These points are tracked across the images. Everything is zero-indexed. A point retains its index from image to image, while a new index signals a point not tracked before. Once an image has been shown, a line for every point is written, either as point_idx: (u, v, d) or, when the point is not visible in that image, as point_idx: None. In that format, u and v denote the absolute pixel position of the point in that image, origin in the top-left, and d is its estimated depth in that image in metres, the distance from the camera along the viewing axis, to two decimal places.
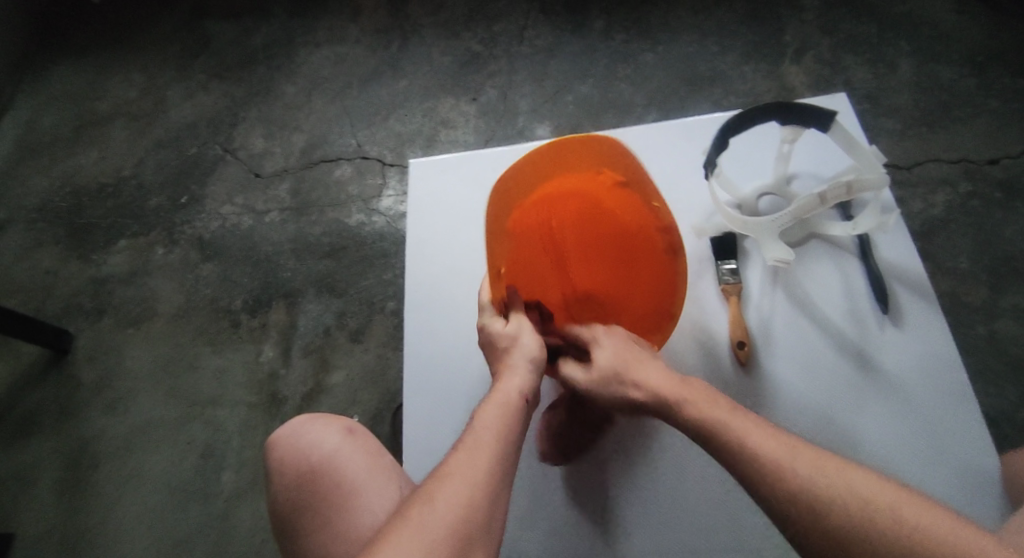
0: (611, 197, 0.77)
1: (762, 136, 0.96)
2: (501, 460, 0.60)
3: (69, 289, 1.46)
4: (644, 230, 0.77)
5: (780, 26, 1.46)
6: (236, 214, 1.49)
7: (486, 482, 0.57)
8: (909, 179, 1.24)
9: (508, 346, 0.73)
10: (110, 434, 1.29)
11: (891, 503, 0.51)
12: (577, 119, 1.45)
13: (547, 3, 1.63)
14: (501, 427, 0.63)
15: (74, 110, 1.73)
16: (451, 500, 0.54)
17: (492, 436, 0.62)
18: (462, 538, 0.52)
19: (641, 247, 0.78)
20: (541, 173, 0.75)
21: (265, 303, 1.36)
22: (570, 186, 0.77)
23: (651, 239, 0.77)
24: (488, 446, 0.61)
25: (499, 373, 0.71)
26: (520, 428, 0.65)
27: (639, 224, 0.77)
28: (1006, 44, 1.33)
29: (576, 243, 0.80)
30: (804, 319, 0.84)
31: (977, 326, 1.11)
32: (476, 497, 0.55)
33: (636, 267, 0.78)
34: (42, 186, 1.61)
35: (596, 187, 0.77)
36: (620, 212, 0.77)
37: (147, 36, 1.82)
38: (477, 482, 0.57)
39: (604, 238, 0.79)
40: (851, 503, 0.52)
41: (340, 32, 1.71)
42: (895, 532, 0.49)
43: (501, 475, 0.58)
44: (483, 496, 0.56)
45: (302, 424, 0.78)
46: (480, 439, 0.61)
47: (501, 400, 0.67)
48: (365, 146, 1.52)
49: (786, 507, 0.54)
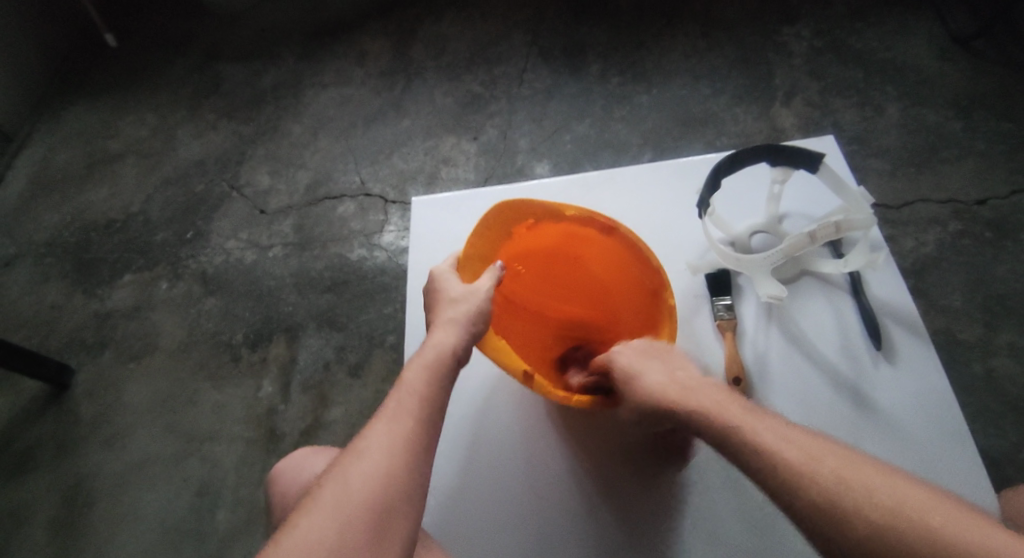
0: (563, 233, 0.87)
1: (752, 176, 0.99)
2: (421, 431, 0.68)
3: (72, 324, 1.47)
4: (605, 246, 0.86)
5: (770, 71, 1.52)
6: (241, 249, 1.51)
7: (403, 446, 0.66)
8: (900, 219, 1.26)
9: (453, 298, 0.78)
10: (107, 470, 1.29)
11: (887, 492, 0.56)
12: (575, 159, 1.49)
13: (545, 46, 1.69)
14: (424, 390, 0.71)
15: (86, 149, 1.78)
16: (370, 469, 0.64)
17: (415, 399, 0.70)
18: (377, 513, 0.61)
19: (615, 262, 0.86)
20: (493, 243, 0.84)
21: (266, 338, 1.37)
22: (518, 242, 0.87)
23: (617, 252, 0.85)
24: (410, 416, 0.69)
25: (434, 325, 0.77)
26: (442, 390, 0.72)
27: (599, 245, 0.86)
28: (988, 89, 1.38)
29: (552, 275, 0.95)
30: (797, 354, 0.85)
31: (974, 363, 1.11)
32: (393, 472, 0.64)
33: (613, 284, 0.89)
34: (51, 222, 1.64)
35: (545, 230, 0.86)
36: (577, 241, 0.89)
37: (160, 78, 1.88)
38: (393, 451, 0.66)
39: (571, 267, 0.94)
40: (857, 494, 0.57)
41: (347, 74, 1.77)
42: (897, 520, 0.54)
43: (420, 445, 0.67)
44: (403, 469, 0.64)
45: (307, 455, 0.80)
46: (404, 406, 0.69)
47: (428, 361, 0.74)
48: (368, 183, 1.55)
49: (800, 506, 0.59)
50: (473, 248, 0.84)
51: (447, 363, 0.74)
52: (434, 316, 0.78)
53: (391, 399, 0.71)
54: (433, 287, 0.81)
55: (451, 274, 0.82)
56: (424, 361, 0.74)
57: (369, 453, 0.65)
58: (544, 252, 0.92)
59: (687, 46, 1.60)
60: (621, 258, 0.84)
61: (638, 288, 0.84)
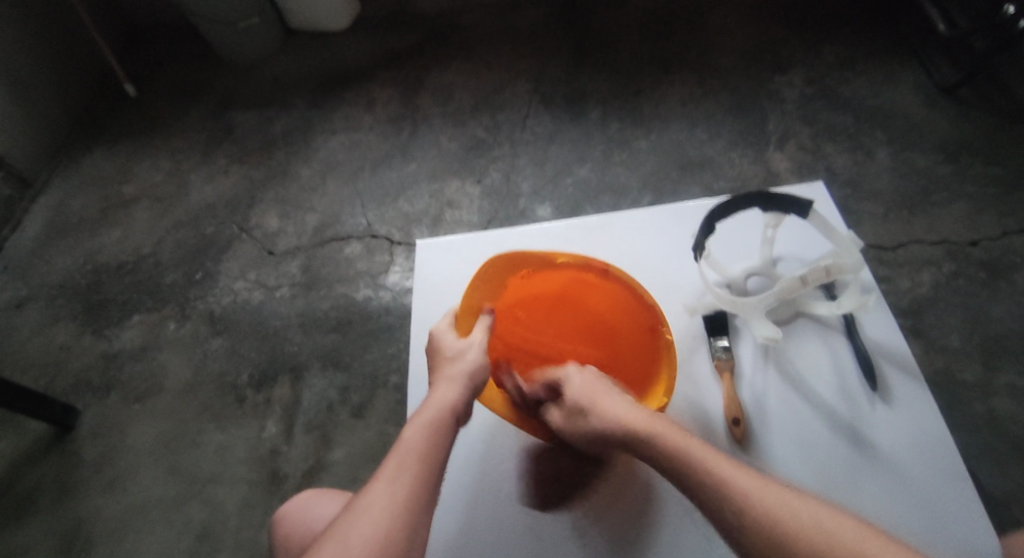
0: (558, 283, 0.93)
1: (746, 221, 1.02)
2: (421, 486, 0.68)
3: (80, 365, 1.49)
4: (600, 293, 0.92)
5: (763, 117, 1.57)
6: (248, 289, 1.55)
7: (405, 500, 0.66)
8: (895, 260, 1.29)
9: (454, 356, 0.83)
10: (108, 513, 1.28)
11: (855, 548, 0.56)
12: (576, 201, 1.53)
13: (547, 94, 1.76)
14: (424, 445, 0.72)
15: (101, 193, 1.83)
16: (371, 527, 0.63)
17: (415, 457, 0.70)
18: None
19: (610, 306, 0.92)
20: (491, 291, 0.90)
21: (271, 378, 1.39)
22: (515, 294, 0.93)
23: (613, 297, 0.91)
24: (410, 471, 0.69)
25: (438, 382, 0.80)
26: (444, 447, 0.73)
27: (594, 292, 0.93)
28: (975, 134, 1.43)
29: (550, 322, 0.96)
30: (794, 394, 0.87)
31: (976, 404, 1.11)
32: (393, 529, 0.63)
33: (610, 330, 0.93)
34: (64, 264, 1.69)
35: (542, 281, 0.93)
36: (572, 288, 0.94)
37: (175, 125, 1.96)
38: (393, 509, 0.65)
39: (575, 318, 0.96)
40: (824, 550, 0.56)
41: (355, 120, 1.83)
42: None
43: (420, 500, 0.67)
44: (401, 524, 0.64)
45: (311, 497, 0.81)
46: (405, 460, 0.70)
47: (430, 416, 0.76)
48: (375, 225, 1.59)
49: (768, 556, 0.59)
50: (471, 296, 0.90)
51: (447, 421, 0.76)
52: (438, 373, 0.82)
53: (391, 456, 0.72)
54: (432, 347, 0.86)
55: (449, 331, 0.87)
56: (425, 419, 0.75)
57: (372, 507, 0.65)
58: (541, 300, 0.95)
59: (683, 93, 1.66)
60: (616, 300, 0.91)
61: (633, 324, 0.89)
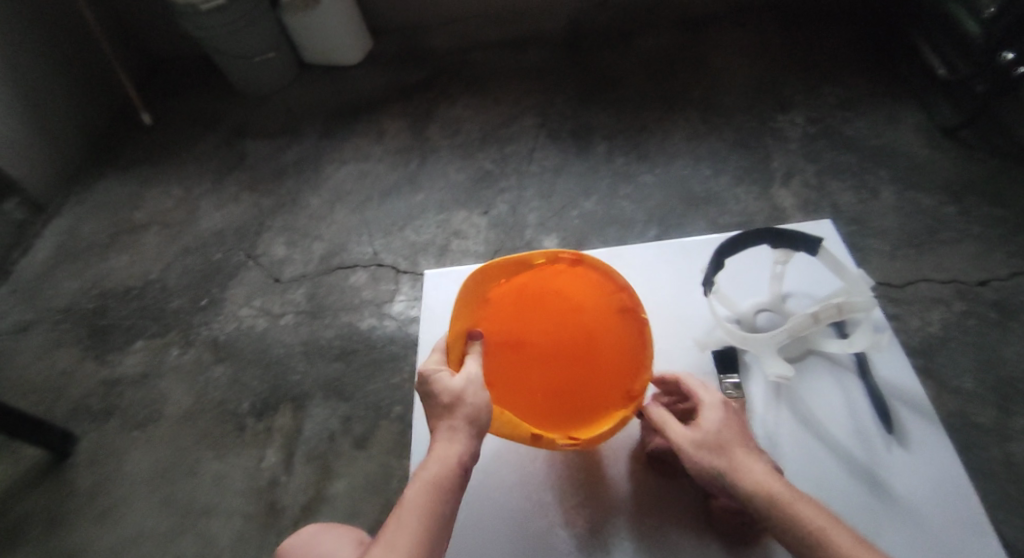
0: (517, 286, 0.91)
1: (754, 257, 1.03)
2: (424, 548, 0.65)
3: (81, 391, 1.48)
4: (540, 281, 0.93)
5: (768, 154, 1.59)
6: (253, 316, 1.54)
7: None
8: (904, 298, 1.28)
9: (454, 401, 0.75)
10: (99, 545, 1.25)
11: None
12: (582, 233, 1.53)
13: (554, 128, 1.78)
14: (430, 503, 0.68)
15: (111, 219, 1.85)
16: None
17: (419, 515, 0.67)
18: None
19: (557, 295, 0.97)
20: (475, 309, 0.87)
21: (272, 407, 1.37)
22: (494, 304, 0.90)
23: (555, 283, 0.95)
24: (413, 532, 0.65)
25: (439, 431, 0.75)
26: (449, 504, 0.69)
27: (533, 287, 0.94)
28: (979, 175, 1.44)
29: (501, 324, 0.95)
30: (809, 435, 0.85)
31: (992, 448, 1.08)
32: None
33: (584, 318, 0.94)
34: (71, 288, 1.69)
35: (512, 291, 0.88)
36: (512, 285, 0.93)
37: (188, 153, 1.99)
38: None
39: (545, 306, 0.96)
40: None
41: (365, 151, 1.86)
42: None
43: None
44: None
45: (317, 532, 0.79)
46: (407, 517, 0.66)
47: (434, 470, 0.70)
48: (381, 254, 1.60)
49: None
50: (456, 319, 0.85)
51: (452, 477, 0.70)
52: (437, 421, 0.76)
53: (392, 517, 0.67)
54: (423, 390, 0.78)
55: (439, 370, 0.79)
56: (429, 476, 0.70)
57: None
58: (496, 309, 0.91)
59: (689, 130, 1.69)
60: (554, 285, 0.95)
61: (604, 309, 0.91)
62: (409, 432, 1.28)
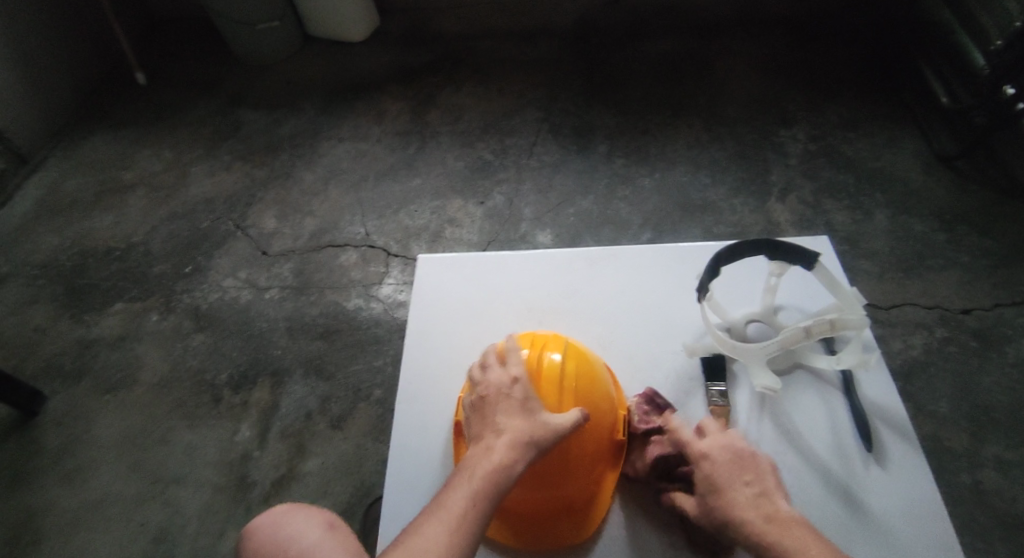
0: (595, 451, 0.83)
1: (751, 268, 1.03)
2: (453, 534, 0.64)
3: (52, 350, 1.44)
4: (585, 393, 0.82)
5: (767, 167, 1.60)
6: (237, 288, 1.51)
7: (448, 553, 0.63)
8: (888, 320, 1.30)
9: (506, 472, 0.69)
10: (61, 508, 1.22)
11: None
12: (576, 230, 1.53)
13: (557, 124, 1.77)
14: (464, 514, 0.66)
15: (98, 177, 1.80)
16: None
17: (462, 507, 0.66)
18: None
19: (567, 343, 0.85)
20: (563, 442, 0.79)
21: (249, 381, 1.35)
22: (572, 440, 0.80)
23: (587, 362, 0.85)
24: (448, 520, 0.65)
25: (499, 472, 0.69)
26: (481, 513, 0.67)
27: (580, 383, 0.82)
28: (969, 206, 1.46)
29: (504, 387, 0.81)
30: (790, 448, 0.86)
31: (962, 473, 1.11)
32: None
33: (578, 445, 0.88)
34: (50, 245, 1.64)
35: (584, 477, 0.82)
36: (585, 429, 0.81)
37: (181, 117, 1.94)
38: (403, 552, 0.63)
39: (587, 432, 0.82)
40: None
41: (363, 131, 1.83)
42: None
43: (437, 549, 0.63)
44: None
45: (284, 514, 0.75)
46: (453, 500, 0.67)
47: (482, 482, 0.68)
48: (373, 235, 1.58)
49: None
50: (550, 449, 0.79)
51: (491, 496, 0.68)
52: (500, 466, 0.69)
53: (451, 498, 0.67)
54: (537, 427, 0.73)
55: (536, 439, 0.72)
56: (475, 488, 0.68)
57: (419, 551, 0.62)
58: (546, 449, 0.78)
59: (690, 137, 1.69)
60: (588, 364, 0.85)
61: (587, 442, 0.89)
62: (388, 416, 1.27)
